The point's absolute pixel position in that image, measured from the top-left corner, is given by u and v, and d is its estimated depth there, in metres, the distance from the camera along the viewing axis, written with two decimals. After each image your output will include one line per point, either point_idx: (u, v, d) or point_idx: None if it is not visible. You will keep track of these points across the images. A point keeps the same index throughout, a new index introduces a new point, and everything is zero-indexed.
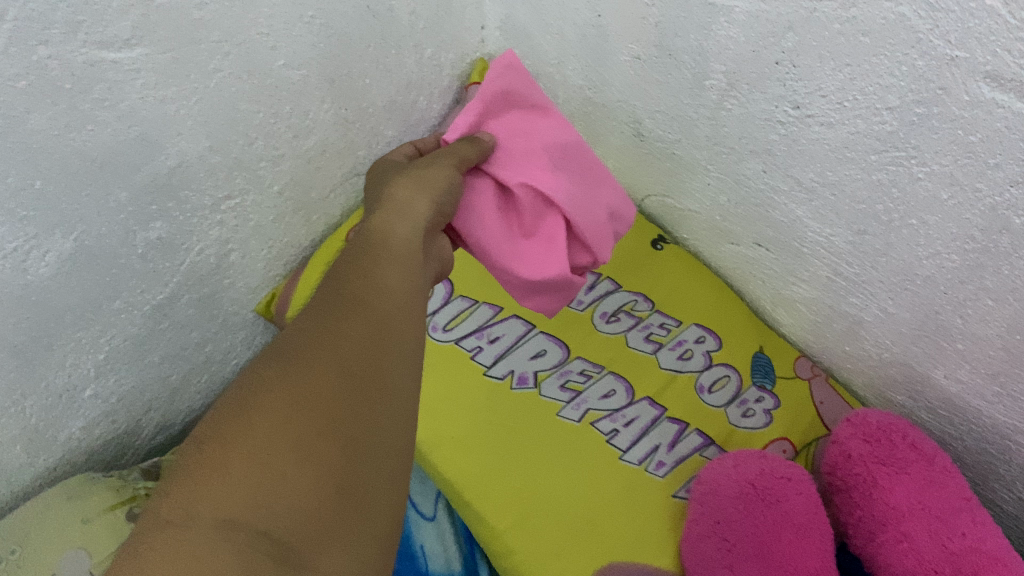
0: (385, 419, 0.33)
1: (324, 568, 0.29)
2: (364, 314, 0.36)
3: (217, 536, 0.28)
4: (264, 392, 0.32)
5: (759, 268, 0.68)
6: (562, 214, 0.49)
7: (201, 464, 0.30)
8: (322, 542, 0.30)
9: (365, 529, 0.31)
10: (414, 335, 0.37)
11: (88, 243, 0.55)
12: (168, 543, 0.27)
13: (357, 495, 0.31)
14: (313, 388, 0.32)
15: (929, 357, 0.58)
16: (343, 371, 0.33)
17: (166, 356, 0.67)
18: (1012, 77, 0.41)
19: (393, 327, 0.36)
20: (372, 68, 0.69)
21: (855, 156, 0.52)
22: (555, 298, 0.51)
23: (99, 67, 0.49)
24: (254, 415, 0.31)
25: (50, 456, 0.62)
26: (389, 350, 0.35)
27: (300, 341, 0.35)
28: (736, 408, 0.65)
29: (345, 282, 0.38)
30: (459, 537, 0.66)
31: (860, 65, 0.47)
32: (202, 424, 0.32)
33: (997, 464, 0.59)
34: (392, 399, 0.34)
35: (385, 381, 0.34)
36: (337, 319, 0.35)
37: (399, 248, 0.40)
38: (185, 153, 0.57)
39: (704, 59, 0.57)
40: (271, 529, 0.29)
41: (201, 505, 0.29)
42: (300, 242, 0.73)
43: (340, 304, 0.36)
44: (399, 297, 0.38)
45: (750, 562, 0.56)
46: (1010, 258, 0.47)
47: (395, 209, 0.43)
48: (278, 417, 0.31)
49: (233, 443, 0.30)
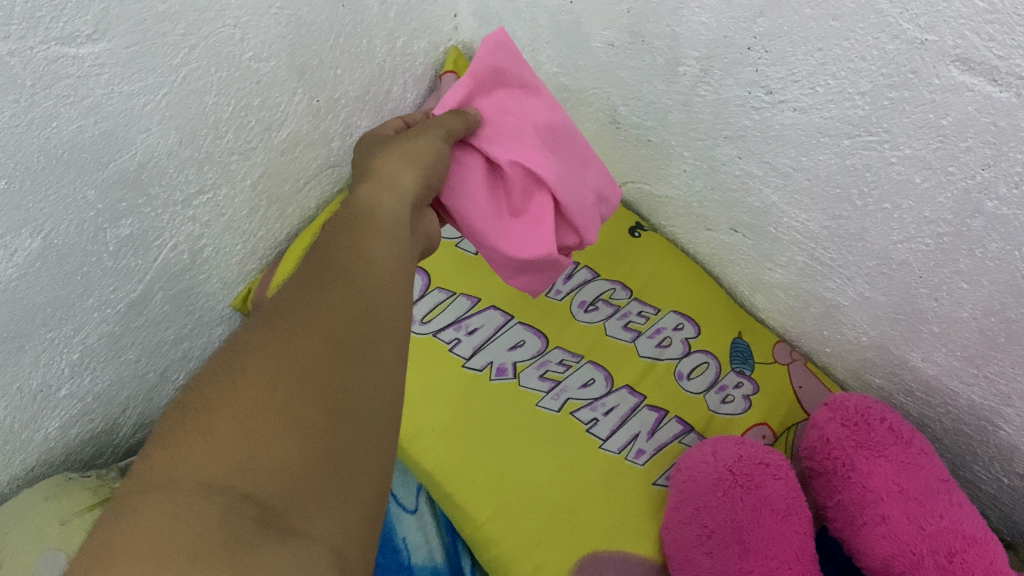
0: (372, 386, 0.32)
1: (314, 533, 0.28)
2: (351, 281, 0.35)
3: (202, 499, 0.27)
4: (250, 358, 0.31)
5: (736, 254, 0.68)
6: (551, 194, 0.48)
7: (186, 430, 0.29)
8: (309, 508, 0.29)
9: (354, 496, 0.30)
10: (401, 305, 0.37)
11: (57, 241, 0.54)
12: (151, 505, 0.26)
13: (346, 461, 0.30)
14: (300, 354, 0.32)
15: (905, 340, 0.58)
16: (330, 338, 0.33)
17: (142, 353, 0.66)
18: (982, 61, 0.40)
19: (380, 295, 0.36)
20: (344, 58, 0.68)
21: (829, 141, 0.52)
22: (542, 278, 0.51)
23: (61, 63, 0.48)
24: (240, 381, 0.31)
25: (26, 457, 0.61)
26: (377, 317, 0.35)
27: (287, 309, 0.34)
28: (714, 394, 0.65)
29: (331, 251, 0.37)
30: (441, 529, 0.66)
31: (831, 50, 0.47)
32: (188, 393, 0.31)
33: (975, 445, 0.60)
34: (379, 367, 0.33)
35: (373, 350, 0.33)
36: (324, 287, 0.35)
37: (386, 219, 0.40)
38: (154, 148, 0.57)
39: (676, 45, 0.57)
40: (257, 493, 0.28)
41: (185, 468, 0.28)
42: (275, 236, 0.72)
43: (326, 272, 0.36)
44: (386, 267, 0.37)
45: (730, 548, 0.56)
46: (984, 241, 0.47)
47: (383, 181, 0.42)
48: (265, 382, 0.31)
49: (219, 410, 0.30)
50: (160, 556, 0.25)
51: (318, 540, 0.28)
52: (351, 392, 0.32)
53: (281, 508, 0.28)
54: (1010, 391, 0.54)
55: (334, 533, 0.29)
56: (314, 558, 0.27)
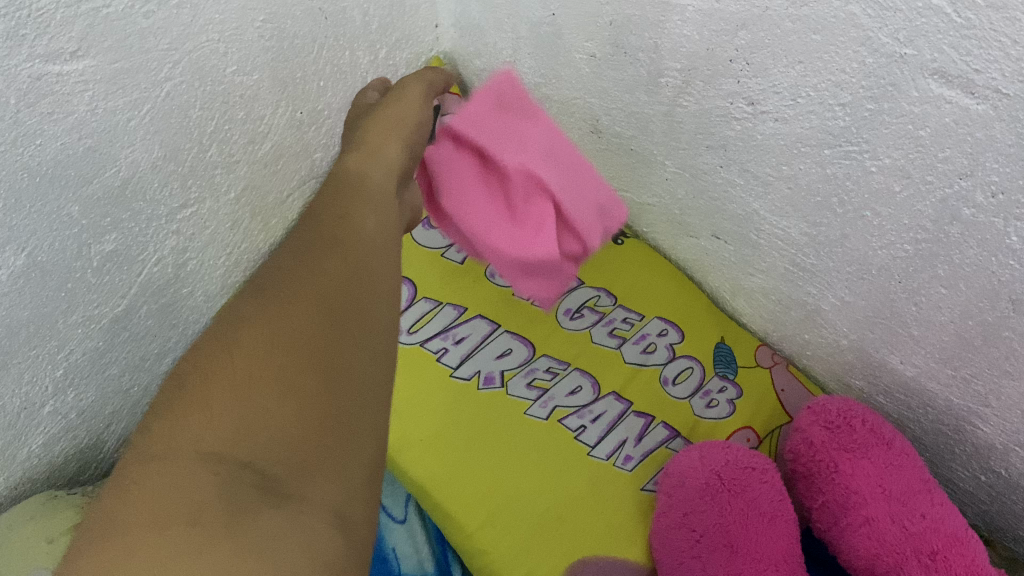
0: (366, 350, 0.33)
1: (314, 495, 0.29)
2: (342, 255, 0.36)
3: (200, 468, 0.28)
4: (244, 332, 0.33)
5: (716, 259, 0.69)
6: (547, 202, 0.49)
7: (184, 402, 0.31)
8: (309, 474, 0.29)
9: (354, 458, 0.31)
10: (391, 274, 0.37)
11: (41, 258, 0.53)
12: (153, 477, 0.28)
13: (343, 424, 0.31)
14: (291, 325, 0.33)
15: (886, 343, 0.60)
16: (323, 308, 0.34)
17: (126, 368, 0.66)
18: (958, 74, 0.42)
19: (370, 266, 0.37)
20: (326, 69, 0.68)
21: (810, 151, 0.53)
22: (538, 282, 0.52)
23: (45, 81, 0.48)
24: (235, 355, 0.32)
25: (7, 474, 0.62)
26: (368, 287, 0.36)
27: (279, 283, 0.35)
28: (699, 399, 0.66)
29: (323, 225, 0.38)
30: (431, 537, 0.66)
31: (812, 62, 0.48)
32: (187, 367, 0.33)
33: (953, 444, 0.61)
34: (372, 334, 0.34)
35: (365, 316, 0.34)
36: (314, 258, 0.36)
37: (373, 193, 0.41)
38: (138, 164, 0.56)
39: (658, 57, 0.58)
40: (256, 460, 0.29)
41: (184, 438, 0.29)
42: (258, 247, 0.72)
43: (316, 246, 0.37)
44: (375, 240, 0.38)
45: (719, 552, 0.57)
46: (961, 247, 0.49)
47: (369, 153, 0.43)
48: (259, 354, 0.32)
49: (217, 381, 0.31)
50: (161, 524, 0.26)
51: (317, 502, 0.29)
52: (347, 360, 0.32)
53: (279, 474, 0.29)
54: (987, 391, 0.55)
55: (335, 494, 0.29)
56: (314, 522, 0.28)
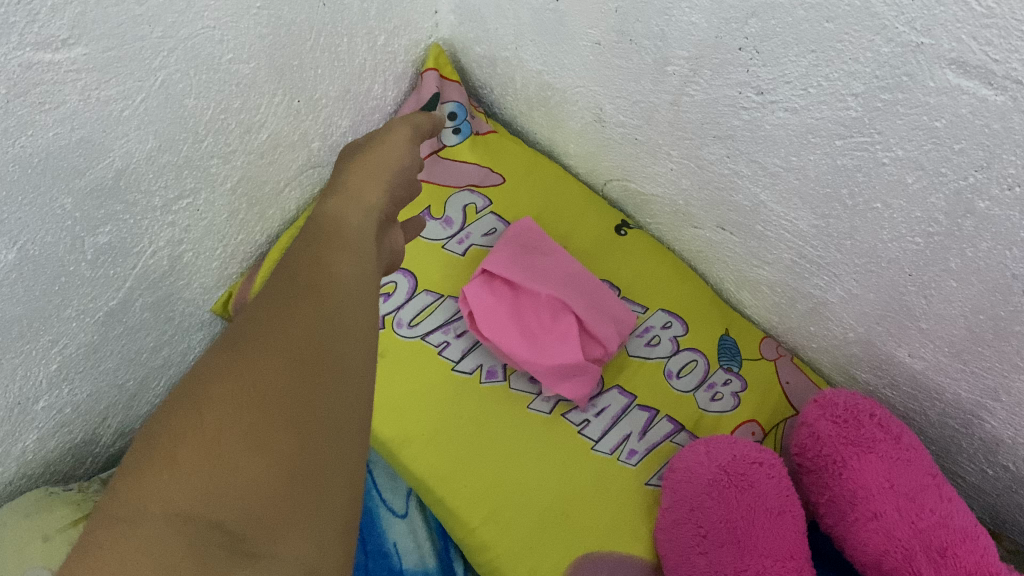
0: (339, 398, 0.32)
1: (283, 554, 0.29)
2: (315, 297, 0.35)
3: (167, 531, 0.29)
4: (211, 383, 0.32)
5: (721, 251, 0.68)
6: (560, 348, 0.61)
7: (151, 457, 0.30)
8: (277, 530, 0.29)
9: (325, 512, 0.30)
10: (371, 314, 0.36)
11: (34, 252, 0.53)
12: (119, 543, 0.28)
13: (312, 478, 0.31)
14: (258, 376, 0.32)
15: (893, 336, 0.59)
16: (293, 357, 0.33)
17: (121, 361, 0.66)
18: (978, 64, 0.40)
19: (346, 310, 0.35)
20: (324, 57, 0.65)
21: (819, 141, 0.52)
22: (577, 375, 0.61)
23: (36, 69, 0.47)
24: (203, 409, 0.31)
25: (5, 470, 0.62)
26: (343, 329, 0.34)
27: (251, 328, 0.34)
28: (704, 392, 0.65)
29: (297, 267, 0.37)
30: (432, 532, 0.66)
31: (825, 51, 0.47)
32: (156, 416, 0.32)
33: (960, 437, 0.61)
34: (348, 377, 0.33)
35: (339, 363, 0.33)
36: (290, 302, 0.35)
37: (353, 234, 0.40)
38: (132, 154, 0.55)
39: (665, 45, 0.56)
40: (222, 518, 0.29)
41: (149, 499, 0.29)
42: (255, 239, 0.71)
43: (294, 287, 0.36)
44: (353, 281, 0.37)
45: (726, 548, 0.56)
46: (974, 240, 0.48)
47: (350, 195, 0.42)
48: (228, 407, 0.31)
49: (184, 436, 0.31)
50: None
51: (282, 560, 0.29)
52: (320, 410, 0.32)
53: (247, 533, 0.29)
54: (997, 386, 0.54)
55: (302, 554, 0.29)
56: None
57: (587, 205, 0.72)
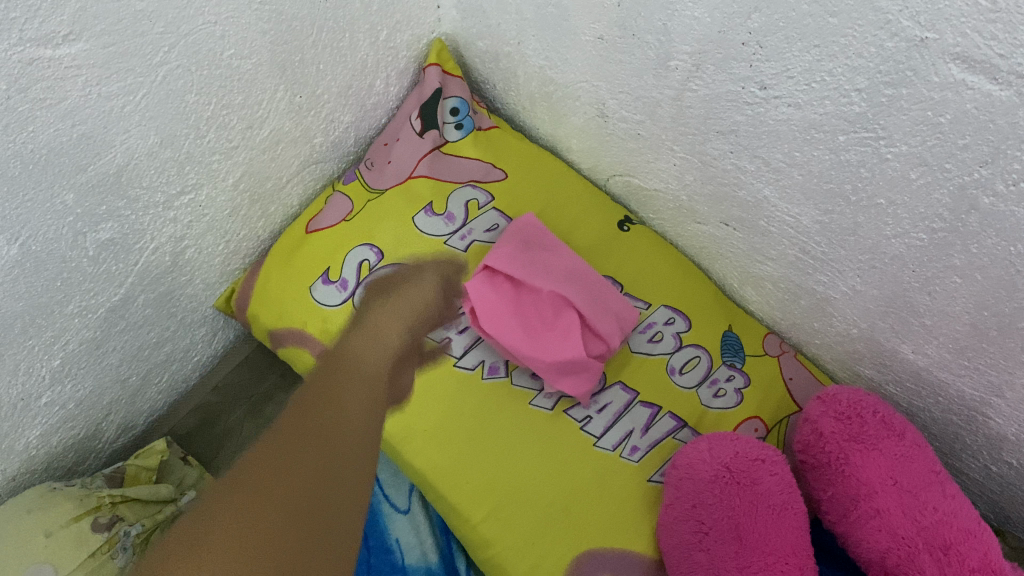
0: (322, 549, 0.44)
1: None
2: (320, 442, 0.49)
3: None
4: (214, 529, 0.45)
5: (725, 247, 0.67)
6: (562, 347, 0.61)
7: (187, 560, 0.44)
8: None
9: None
10: (356, 467, 0.48)
11: (35, 248, 0.53)
12: None
13: None
14: (261, 528, 0.44)
15: (897, 332, 0.58)
16: (288, 513, 0.45)
17: (123, 357, 0.66)
18: (982, 59, 0.40)
19: (337, 467, 0.48)
20: (325, 53, 0.65)
21: (823, 137, 0.51)
22: (580, 374, 0.61)
23: (37, 65, 0.47)
24: (217, 528, 0.45)
25: (9, 466, 0.62)
26: (328, 502, 0.46)
27: (265, 452, 0.48)
28: (706, 388, 0.65)
29: (312, 406, 0.51)
30: (435, 527, 0.66)
31: (828, 46, 0.47)
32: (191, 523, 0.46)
33: (964, 434, 0.60)
34: (329, 528, 0.45)
35: (326, 507, 0.46)
36: (305, 434, 0.49)
37: (364, 371, 0.55)
38: (133, 150, 0.55)
39: (668, 40, 0.56)
40: None
41: None
42: (257, 235, 0.71)
43: (311, 431, 0.49)
44: (356, 419, 0.51)
45: (728, 544, 0.56)
46: (978, 237, 0.47)
47: (372, 335, 0.58)
48: (226, 558, 0.43)
49: (205, 557, 0.43)
50: None
51: None
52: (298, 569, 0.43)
53: None
54: (1001, 383, 0.54)
55: None
56: None
57: (590, 201, 0.72)
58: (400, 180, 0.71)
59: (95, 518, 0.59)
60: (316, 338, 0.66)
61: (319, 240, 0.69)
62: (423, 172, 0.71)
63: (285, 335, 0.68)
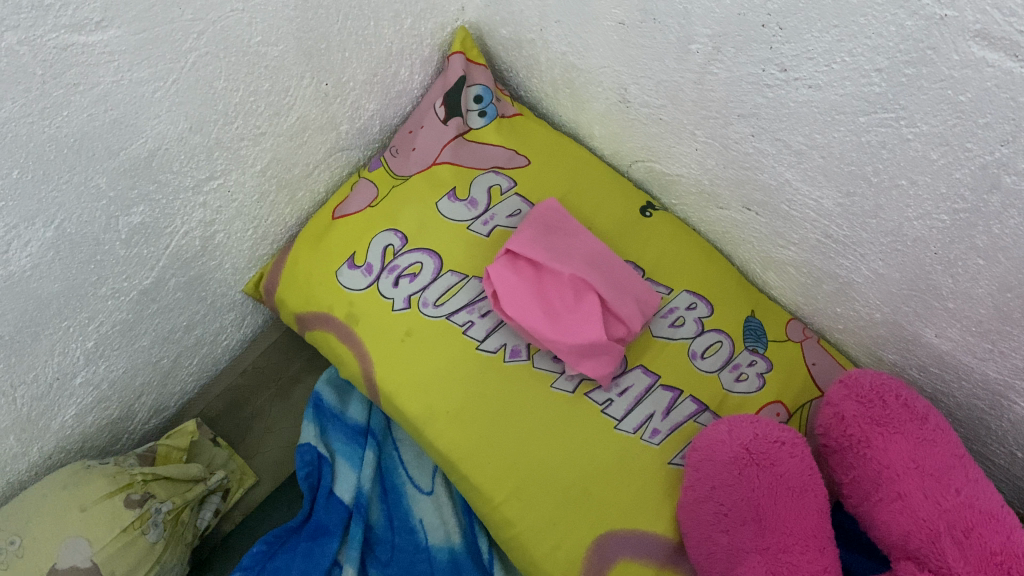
0: None
1: None
2: None
3: None
4: None
5: (747, 232, 0.67)
6: (584, 329, 0.61)
7: None
8: None
9: None
10: None
11: (70, 230, 0.55)
12: None
13: None
14: None
15: (920, 316, 0.58)
16: None
17: (155, 340, 0.68)
18: (1002, 36, 0.40)
19: None
20: (351, 40, 0.66)
21: (844, 118, 0.51)
22: (601, 359, 0.62)
23: (72, 50, 0.48)
24: None
25: (44, 444, 0.64)
26: None
27: None
28: (728, 373, 0.65)
29: None
30: (458, 509, 0.67)
31: (848, 26, 0.47)
32: None
33: (988, 419, 0.60)
34: None
35: None
36: None
37: None
38: (165, 135, 0.57)
39: (688, 23, 0.56)
40: None
41: None
42: (285, 221, 0.73)
43: None
44: None
45: (746, 527, 0.56)
46: (1001, 217, 0.47)
47: None
48: None
49: None
50: None
51: None
52: None
53: None
54: None
55: None
56: None
57: (612, 187, 0.73)
58: (424, 167, 0.72)
59: (128, 496, 0.61)
60: (342, 321, 0.67)
61: (345, 226, 0.70)
62: (446, 159, 0.72)
63: (312, 319, 0.69)
